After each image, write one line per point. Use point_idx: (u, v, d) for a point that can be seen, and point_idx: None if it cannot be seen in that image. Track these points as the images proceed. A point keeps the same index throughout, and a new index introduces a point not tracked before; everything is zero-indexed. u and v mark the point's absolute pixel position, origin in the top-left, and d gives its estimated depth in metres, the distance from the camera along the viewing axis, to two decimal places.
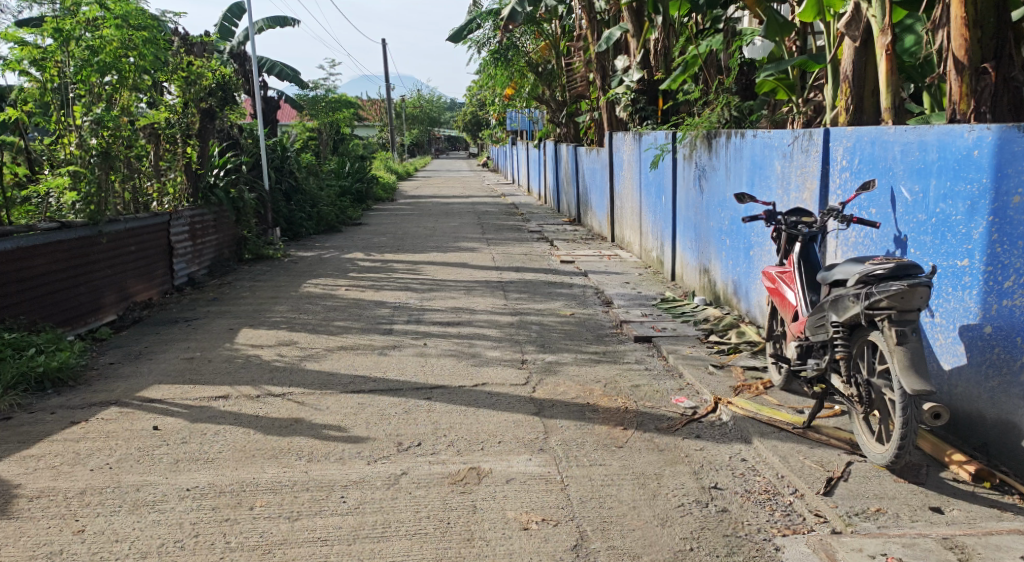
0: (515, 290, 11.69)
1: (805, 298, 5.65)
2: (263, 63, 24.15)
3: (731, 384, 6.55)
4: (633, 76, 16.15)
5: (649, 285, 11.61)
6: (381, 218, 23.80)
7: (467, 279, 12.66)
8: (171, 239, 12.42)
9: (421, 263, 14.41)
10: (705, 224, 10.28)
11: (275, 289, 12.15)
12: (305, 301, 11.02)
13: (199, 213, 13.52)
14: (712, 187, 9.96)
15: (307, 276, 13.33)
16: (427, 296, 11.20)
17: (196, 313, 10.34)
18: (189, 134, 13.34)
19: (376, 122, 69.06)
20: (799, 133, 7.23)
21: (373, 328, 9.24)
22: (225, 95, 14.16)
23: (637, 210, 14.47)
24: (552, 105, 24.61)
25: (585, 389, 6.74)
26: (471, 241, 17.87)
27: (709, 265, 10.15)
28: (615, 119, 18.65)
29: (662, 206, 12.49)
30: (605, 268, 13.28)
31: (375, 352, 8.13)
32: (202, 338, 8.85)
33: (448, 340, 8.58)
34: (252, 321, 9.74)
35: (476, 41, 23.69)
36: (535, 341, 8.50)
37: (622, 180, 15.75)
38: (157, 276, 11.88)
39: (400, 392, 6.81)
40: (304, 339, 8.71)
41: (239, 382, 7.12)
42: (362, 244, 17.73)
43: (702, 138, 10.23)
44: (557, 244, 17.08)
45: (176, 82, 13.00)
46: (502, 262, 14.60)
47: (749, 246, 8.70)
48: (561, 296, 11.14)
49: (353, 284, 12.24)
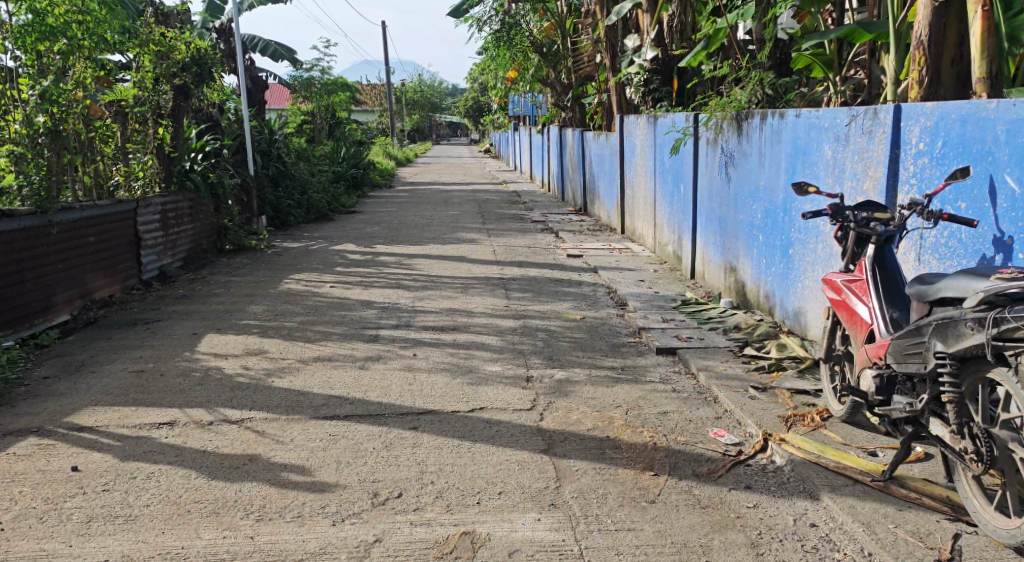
0: (517, 288, 10.55)
1: (882, 314, 4.54)
2: (253, 43, 23.07)
3: (780, 413, 5.41)
4: (646, 54, 15.17)
5: (666, 285, 10.48)
6: (377, 205, 22.67)
7: (466, 275, 11.55)
8: (139, 229, 11.36)
9: (416, 257, 13.29)
10: (733, 217, 9.18)
11: (253, 285, 11.03)
12: (284, 301, 9.89)
13: (172, 200, 12.48)
14: (742, 176, 8.84)
15: (290, 270, 12.22)
16: (420, 296, 10.07)
17: (159, 314, 9.22)
18: (159, 115, 12.40)
19: (378, 108, 67.88)
20: (860, 111, 6.12)
21: (357, 335, 8.13)
22: (203, 70, 13.03)
23: (651, 200, 13.36)
24: (556, 87, 23.50)
25: (603, 417, 5.61)
26: (470, 232, 16.76)
27: (737, 264, 9.06)
28: (624, 101, 17.55)
29: (680, 195, 11.38)
30: (617, 264, 12.16)
31: (355, 366, 7.01)
32: (159, 345, 7.72)
33: (442, 351, 7.46)
34: (220, 325, 8.61)
35: (477, 20, 22.56)
36: (541, 353, 7.36)
37: (633, 168, 14.65)
38: (121, 270, 10.80)
39: (382, 419, 5.70)
40: (277, 349, 7.59)
41: (192, 404, 6.01)
42: (354, 234, 16.59)
43: (731, 119, 9.12)
44: (562, 236, 15.94)
45: (144, 55, 12.06)
46: (503, 255, 13.48)
47: (787, 244, 7.59)
48: (569, 296, 10.01)
49: (340, 280, 11.13)
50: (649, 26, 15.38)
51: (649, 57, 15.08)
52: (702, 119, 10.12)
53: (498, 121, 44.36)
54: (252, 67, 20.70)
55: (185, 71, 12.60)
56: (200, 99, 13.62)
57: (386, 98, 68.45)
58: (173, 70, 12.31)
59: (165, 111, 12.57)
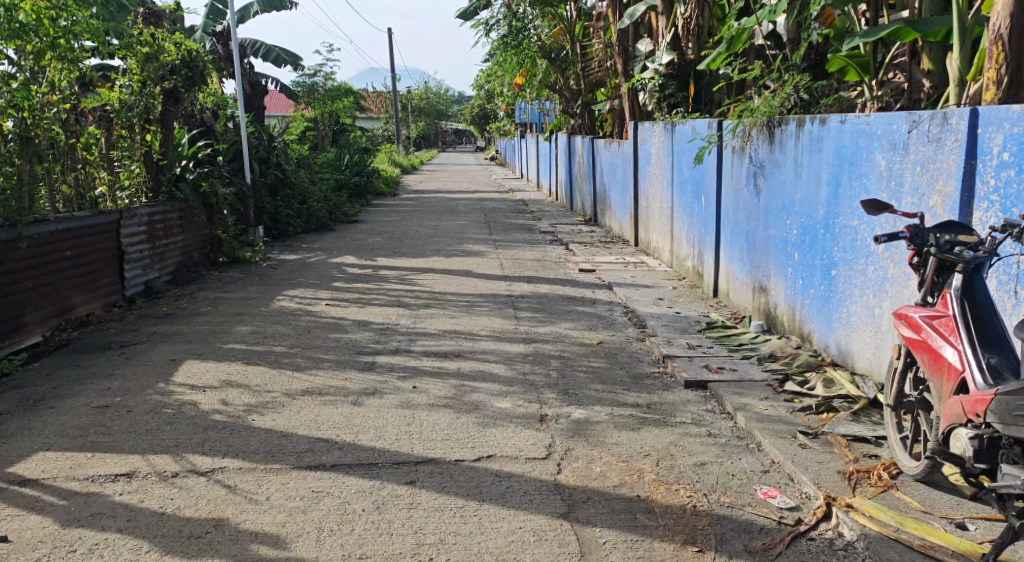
0: (527, 307, 9.77)
1: (977, 359, 3.91)
2: (255, 47, 22.36)
3: (838, 467, 4.62)
4: (662, 58, 14.61)
5: (687, 304, 9.72)
6: (379, 215, 21.89)
7: (472, 292, 10.79)
8: (122, 242, 10.63)
9: (419, 271, 12.54)
10: (763, 233, 8.40)
11: (244, 302, 10.27)
12: (274, 321, 9.13)
13: (158, 210, 11.75)
14: (774, 188, 8.08)
15: (285, 286, 11.47)
16: (421, 316, 9.31)
17: (136, 337, 8.45)
18: (147, 120, 11.75)
19: (383, 115, 67.22)
20: (920, 116, 5.43)
21: (351, 364, 7.37)
22: (195, 72, 12.28)
23: (667, 212, 12.63)
24: (565, 93, 22.76)
25: (631, 469, 4.83)
26: (476, 243, 16.01)
27: (767, 284, 8.29)
28: (637, 107, 16.81)
29: (701, 206, 10.62)
30: (633, 279, 11.39)
31: (348, 402, 6.25)
32: (130, 375, 6.95)
33: (445, 384, 6.68)
34: (202, 351, 7.85)
35: (484, 24, 21.83)
36: (556, 386, 6.58)
37: (648, 177, 13.89)
38: (102, 287, 10.08)
39: (374, 471, 4.92)
40: (261, 380, 6.82)
41: (155, 449, 5.23)
42: (354, 246, 15.83)
43: (761, 126, 8.33)
44: (572, 248, 15.18)
45: (130, 58, 11.33)
46: (511, 269, 12.71)
47: (829, 265, 6.80)
48: (582, 316, 9.24)
49: (337, 298, 10.38)
50: (665, 30, 14.81)
51: (665, 61, 14.52)
52: (727, 125, 9.34)
53: (504, 128, 43.63)
54: (250, 72, 20.05)
55: (175, 74, 11.89)
56: (192, 103, 12.89)
57: (390, 105, 67.68)
58: (161, 73, 11.60)
59: (154, 116, 11.91)
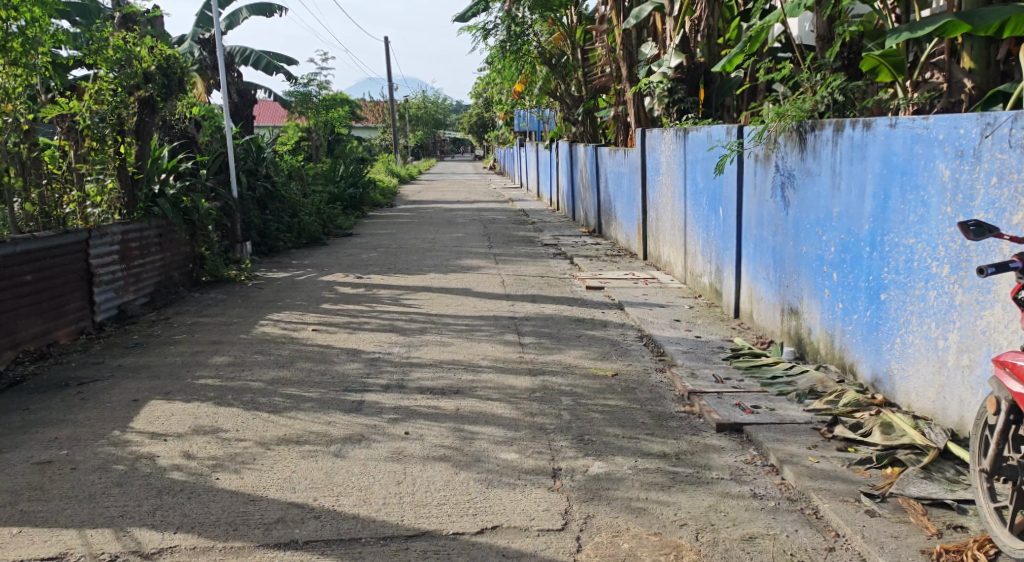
0: (531, 331, 8.96)
1: None
2: (245, 55, 21.58)
3: (921, 547, 3.96)
4: (671, 62, 13.90)
5: (707, 327, 8.89)
6: (375, 227, 21.08)
7: (471, 313, 9.98)
8: (92, 264, 9.87)
9: (415, 289, 11.75)
10: (793, 250, 7.59)
11: (224, 328, 9.44)
12: (254, 351, 8.31)
13: (134, 227, 10.98)
14: (805, 201, 7.29)
15: (269, 308, 10.66)
16: (415, 344, 8.50)
17: (99, 372, 7.65)
18: (121, 131, 11.08)
19: (381, 124, 66.44)
20: (995, 120, 4.84)
21: (336, 405, 6.55)
22: (174, 79, 11.52)
23: (679, 224, 11.84)
24: (567, 100, 21.98)
25: (664, 546, 4.16)
26: (475, 258, 15.22)
27: (799, 305, 7.47)
28: (643, 114, 16.01)
29: (719, 219, 9.82)
30: (645, 298, 10.59)
31: (329, 453, 5.44)
32: (83, 421, 6.15)
33: (442, 429, 5.86)
34: (170, 389, 7.04)
35: (482, 29, 21.08)
36: (568, 431, 5.76)
37: (657, 188, 13.11)
38: (68, 313, 9.34)
39: (355, 550, 4.19)
40: (232, 425, 6.00)
41: (96, 521, 4.47)
42: (347, 262, 15.02)
43: (788, 132, 7.55)
44: (576, 262, 14.37)
45: (103, 66, 10.73)
46: (513, 287, 11.90)
47: (876, 288, 5.99)
48: (592, 342, 8.44)
49: (325, 323, 9.57)
50: (672, 31, 14.10)
51: (673, 64, 13.83)
52: (749, 131, 8.56)
53: (504, 136, 42.86)
54: (238, 82, 19.30)
55: (150, 82, 11.19)
56: (171, 113, 12.15)
57: (388, 115, 66.93)
58: (133, 81, 10.92)
59: (128, 127, 11.21)
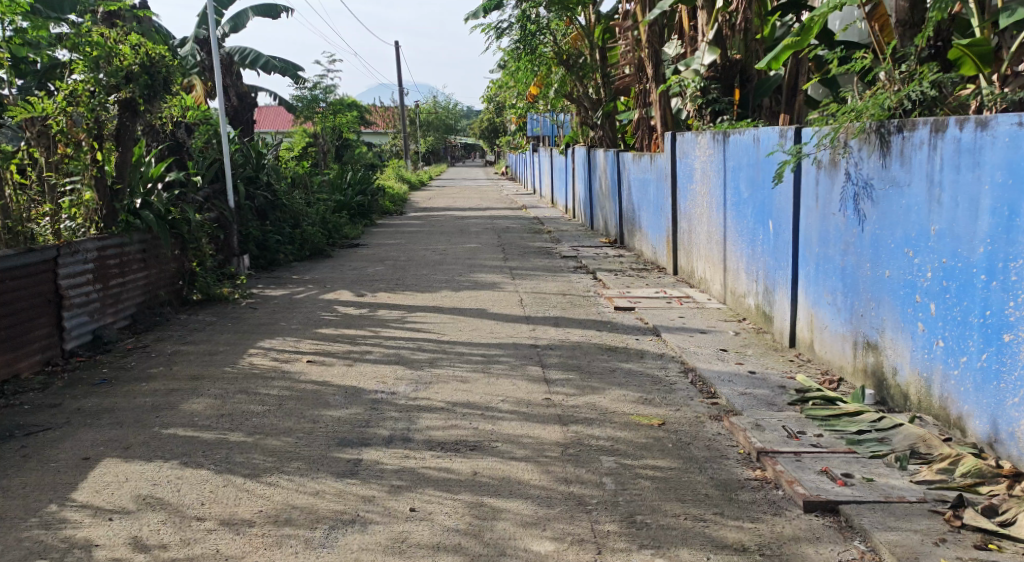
0: (556, 363, 7.81)
1: None
2: (247, 56, 20.49)
3: None
4: (704, 58, 12.63)
5: (760, 359, 7.70)
6: (383, 237, 19.94)
7: (487, 340, 8.83)
8: (61, 285, 8.76)
9: (425, 310, 10.62)
10: (868, 274, 6.46)
11: (206, 359, 8.30)
12: (237, 390, 7.17)
13: (111, 243, 9.84)
14: (885, 216, 6.17)
15: (262, 333, 9.52)
16: (425, 380, 7.34)
17: (53, 418, 6.53)
18: (98, 136, 10.00)
19: (391, 130, 65.40)
20: None
21: (327, 466, 5.42)
22: (157, 81, 10.26)
23: (716, 237, 10.68)
24: (584, 102, 20.80)
25: None
26: (490, 271, 14.08)
27: (877, 340, 6.31)
28: (670, 116, 14.81)
29: (768, 234, 8.67)
30: (682, 322, 9.41)
31: (316, 545, 4.35)
32: (16, 489, 5.04)
33: (456, 504, 4.74)
34: (131, 442, 5.92)
35: (495, 28, 19.97)
36: (613, 509, 4.61)
37: (690, 197, 11.96)
38: (31, 343, 8.25)
39: None
40: (195, 497, 4.89)
41: None
42: (351, 276, 13.87)
43: (862, 136, 6.44)
44: (600, 277, 13.22)
45: (79, 66, 9.63)
46: (533, 307, 10.71)
47: (998, 326, 4.94)
48: (629, 378, 7.28)
49: (323, 353, 8.41)
50: (704, 27, 12.98)
51: (706, 61, 12.64)
52: (808, 133, 7.43)
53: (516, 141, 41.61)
54: (238, 85, 18.24)
55: (132, 83, 9.95)
56: (159, 116, 10.95)
57: (398, 120, 65.88)
58: (115, 80, 9.75)
59: (105, 131, 10.10)
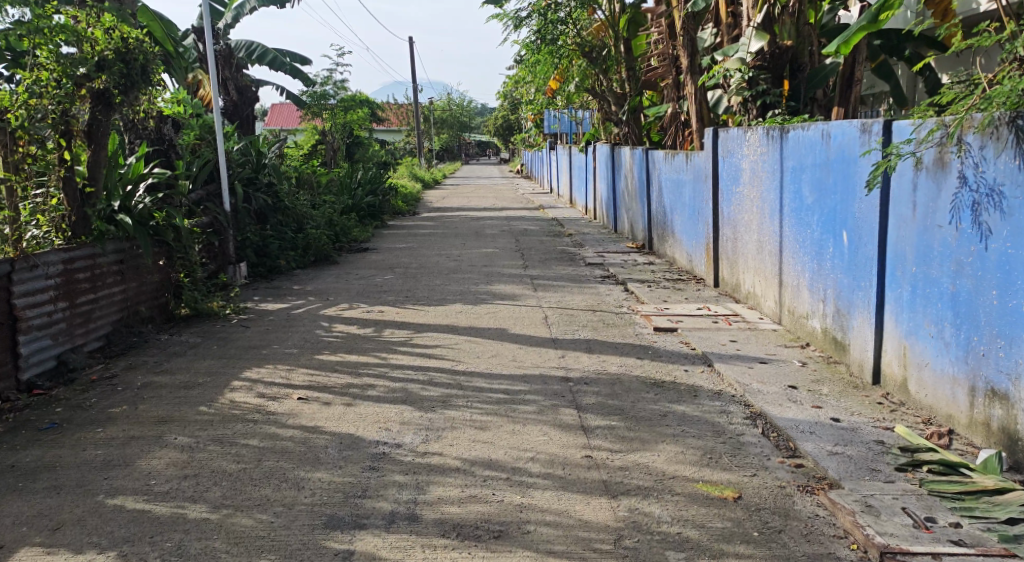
0: (596, 404, 6.49)
1: None
2: (251, 49, 19.20)
3: None
4: (750, 45, 11.03)
5: (841, 401, 6.35)
6: (394, 240, 18.63)
7: (510, 370, 7.51)
8: (16, 306, 7.51)
9: (439, 329, 9.33)
10: (989, 303, 5.23)
11: (180, 395, 7.03)
12: (210, 439, 5.91)
13: (77, 256, 8.50)
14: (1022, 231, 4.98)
15: (250, 359, 8.25)
16: (436, 427, 6.04)
17: None
18: (66, 132, 8.74)
19: (404, 128, 64.00)
20: None
21: None
22: (134, 72, 8.74)
23: (769, 247, 9.36)
24: (608, 97, 19.42)
25: None
26: (510, 281, 12.77)
27: (1005, 387, 5.07)
28: (706, 112, 13.52)
29: (839, 247, 7.36)
30: (736, 348, 8.06)
31: None
32: None
33: None
34: (66, 521, 4.67)
35: (514, 18, 18.66)
36: None
37: (734, 202, 10.65)
38: None
39: None
40: None
41: None
42: (358, 287, 12.60)
43: (987, 132, 5.23)
44: (633, 288, 11.91)
45: (40, 49, 8.15)
46: (561, 327, 9.37)
47: None
48: (686, 427, 5.95)
49: (317, 387, 7.12)
50: (750, 8, 11.18)
51: (753, 48, 11.04)
52: (903, 126, 6.16)
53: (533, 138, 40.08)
54: (239, 78, 17.02)
55: (104, 71, 8.51)
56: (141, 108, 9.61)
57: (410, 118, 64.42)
58: (81, 69, 8.34)
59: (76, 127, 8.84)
